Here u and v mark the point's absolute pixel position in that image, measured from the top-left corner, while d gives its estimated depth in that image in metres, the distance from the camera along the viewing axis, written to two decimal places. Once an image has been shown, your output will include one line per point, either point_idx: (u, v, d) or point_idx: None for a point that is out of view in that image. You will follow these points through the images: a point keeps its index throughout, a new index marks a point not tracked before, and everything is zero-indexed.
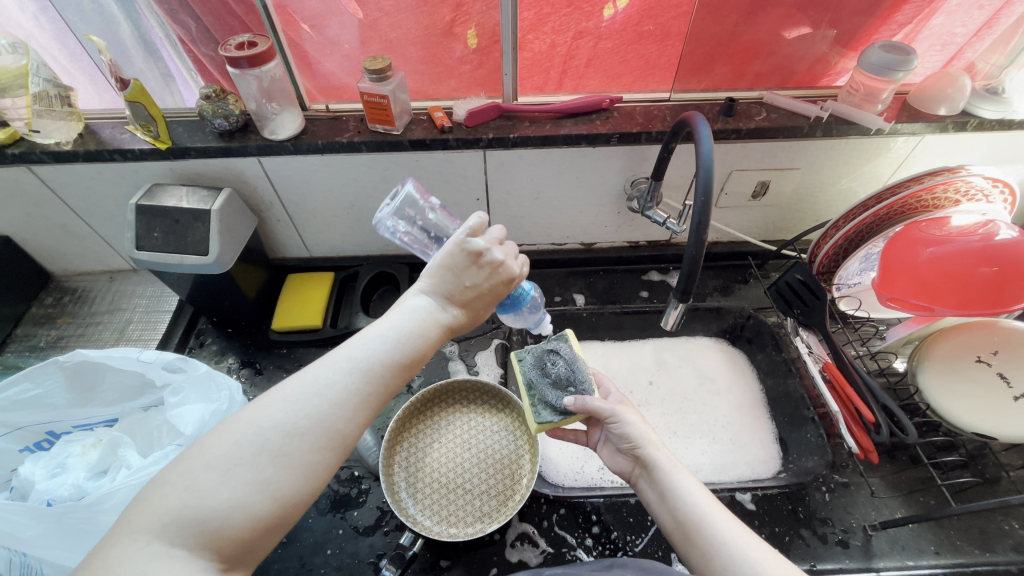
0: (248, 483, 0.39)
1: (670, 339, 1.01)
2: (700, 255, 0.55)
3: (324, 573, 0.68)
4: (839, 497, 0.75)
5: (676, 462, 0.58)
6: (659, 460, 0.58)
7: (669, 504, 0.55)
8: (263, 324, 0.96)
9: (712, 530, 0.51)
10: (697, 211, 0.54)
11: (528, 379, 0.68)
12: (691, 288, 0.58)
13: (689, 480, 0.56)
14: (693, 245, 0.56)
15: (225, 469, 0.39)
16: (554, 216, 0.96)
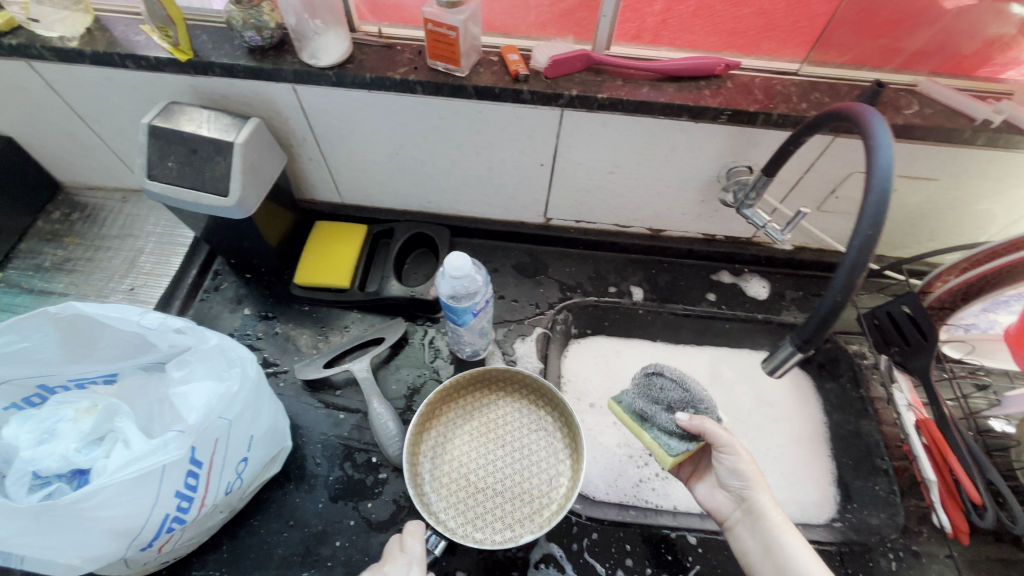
0: None
1: (730, 349, 0.90)
2: (843, 304, 0.42)
3: (332, 566, 0.63)
4: (905, 567, 0.67)
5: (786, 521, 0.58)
6: (769, 512, 0.58)
7: (775, 559, 0.56)
8: (284, 273, 0.86)
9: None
10: (858, 247, 0.41)
11: (638, 411, 0.64)
12: (818, 340, 0.45)
13: (795, 538, 0.57)
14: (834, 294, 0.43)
15: None
16: (625, 196, 0.83)
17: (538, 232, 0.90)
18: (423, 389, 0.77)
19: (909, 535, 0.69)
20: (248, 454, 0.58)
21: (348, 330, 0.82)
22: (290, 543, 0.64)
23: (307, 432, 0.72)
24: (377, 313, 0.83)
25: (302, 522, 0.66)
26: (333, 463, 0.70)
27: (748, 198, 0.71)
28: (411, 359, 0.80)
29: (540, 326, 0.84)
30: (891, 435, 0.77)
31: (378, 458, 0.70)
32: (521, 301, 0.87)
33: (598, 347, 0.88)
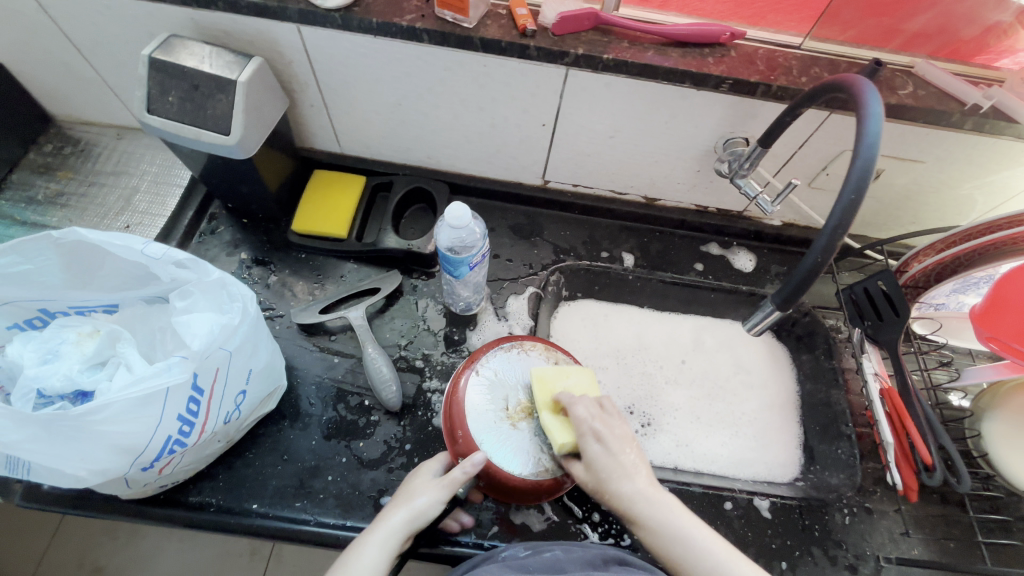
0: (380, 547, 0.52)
1: (713, 319, 0.94)
2: (825, 263, 0.45)
3: (323, 498, 0.66)
4: (859, 522, 0.72)
5: (691, 524, 0.53)
6: (675, 530, 0.52)
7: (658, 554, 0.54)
8: (282, 220, 0.87)
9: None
10: (840, 210, 0.44)
11: None
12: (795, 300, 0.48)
13: (707, 537, 0.52)
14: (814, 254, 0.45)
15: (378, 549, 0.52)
16: (623, 161, 0.84)
17: (535, 194, 0.92)
18: (416, 340, 0.79)
19: (865, 493, 0.75)
20: (247, 387, 0.60)
21: (344, 280, 0.83)
22: (283, 476, 0.67)
23: (302, 374, 0.74)
24: (373, 264, 0.85)
25: (295, 458, 0.69)
26: (326, 404, 0.73)
27: (741, 168, 0.73)
28: (405, 310, 0.81)
29: (532, 286, 0.86)
30: (858, 404, 0.82)
31: (371, 402, 0.73)
32: (514, 260, 0.88)
33: (588, 311, 0.91)
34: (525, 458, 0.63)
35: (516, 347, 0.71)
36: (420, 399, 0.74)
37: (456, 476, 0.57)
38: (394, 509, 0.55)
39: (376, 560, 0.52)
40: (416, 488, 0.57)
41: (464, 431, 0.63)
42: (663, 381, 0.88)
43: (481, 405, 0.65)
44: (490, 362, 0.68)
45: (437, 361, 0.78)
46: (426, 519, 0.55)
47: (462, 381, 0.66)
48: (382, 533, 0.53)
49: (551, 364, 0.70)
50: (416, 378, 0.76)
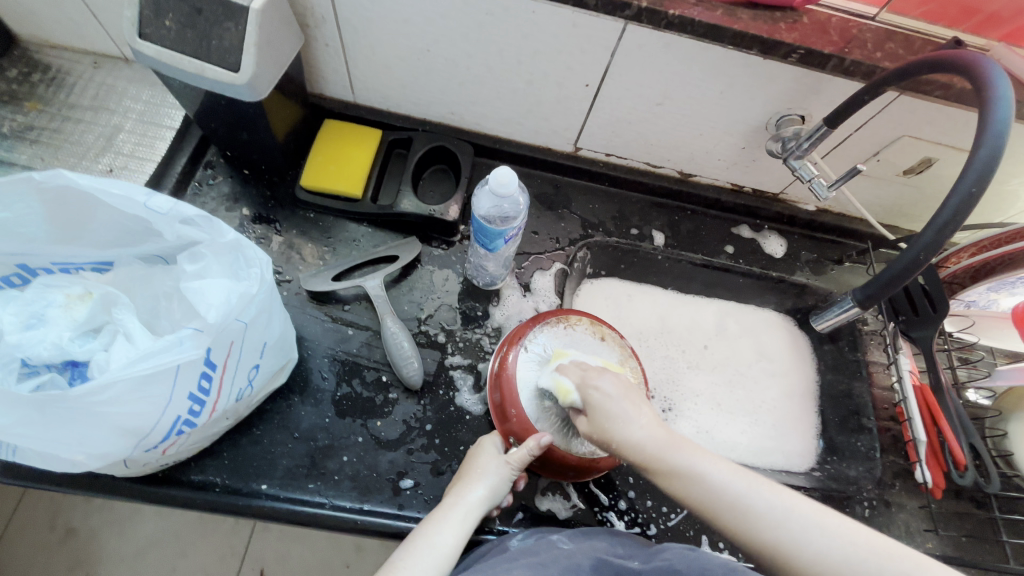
0: (454, 526, 0.53)
1: (738, 304, 0.90)
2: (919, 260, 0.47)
3: (338, 480, 0.62)
4: (878, 515, 0.73)
5: (703, 456, 0.46)
6: (687, 470, 0.45)
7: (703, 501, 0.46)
8: (287, 174, 0.78)
9: (813, 550, 0.40)
10: (958, 200, 0.46)
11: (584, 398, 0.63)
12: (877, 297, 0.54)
13: (723, 467, 0.45)
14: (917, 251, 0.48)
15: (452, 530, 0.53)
16: (665, 132, 0.78)
17: (565, 161, 0.85)
18: (436, 313, 0.74)
19: (884, 487, 0.75)
20: (260, 361, 0.54)
21: (357, 245, 0.76)
22: (294, 455, 0.62)
23: (313, 345, 0.69)
24: (389, 229, 0.78)
25: (308, 436, 0.64)
26: (340, 379, 0.67)
27: (800, 148, 0.69)
28: (424, 281, 0.75)
29: (558, 261, 0.82)
30: (881, 398, 0.81)
31: (388, 378, 0.68)
32: (540, 233, 0.83)
33: (609, 291, 0.86)
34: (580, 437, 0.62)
35: (563, 321, 0.68)
36: (440, 376, 0.70)
37: (522, 456, 0.58)
38: (470, 486, 0.56)
39: (455, 535, 0.53)
40: (485, 463, 0.59)
41: (517, 409, 0.62)
42: (685, 366, 0.84)
43: (532, 383, 0.64)
44: (537, 339, 0.66)
45: (458, 337, 0.73)
46: (495, 498, 0.57)
47: (511, 359, 0.65)
48: (461, 511, 0.54)
49: (597, 340, 0.68)
50: (436, 355, 0.71)
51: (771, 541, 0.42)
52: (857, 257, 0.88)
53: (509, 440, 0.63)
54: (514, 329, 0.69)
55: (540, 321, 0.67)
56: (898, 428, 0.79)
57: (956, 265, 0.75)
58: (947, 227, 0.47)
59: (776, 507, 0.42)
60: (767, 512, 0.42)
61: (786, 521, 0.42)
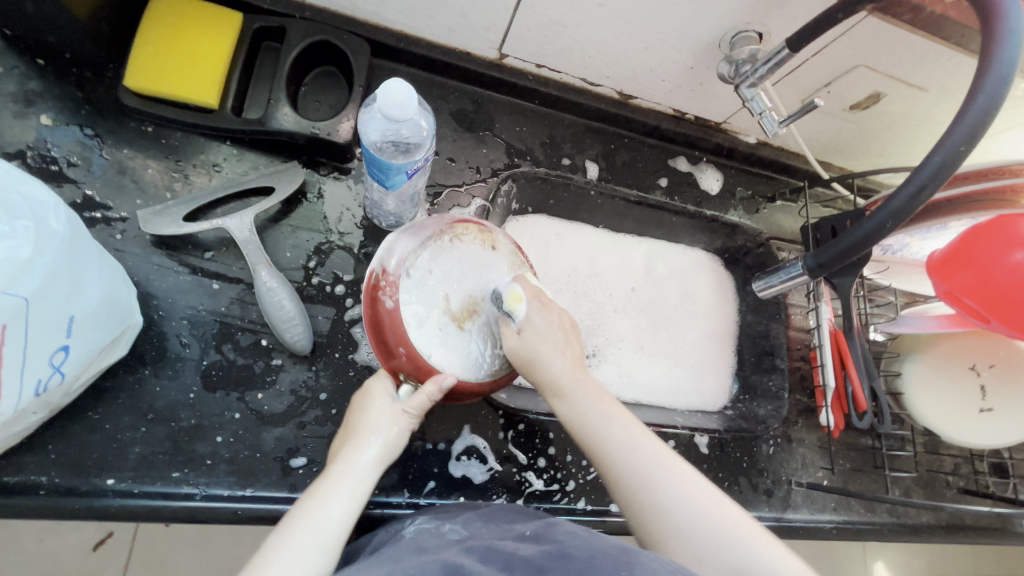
0: (343, 496, 0.45)
1: (667, 243, 0.84)
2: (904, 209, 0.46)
3: (211, 465, 0.52)
4: (781, 451, 0.76)
5: (553, 337, 0.54)
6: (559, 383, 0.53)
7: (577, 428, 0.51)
8: (107, 69, 0.57)
9: (666, 500, 0.46)
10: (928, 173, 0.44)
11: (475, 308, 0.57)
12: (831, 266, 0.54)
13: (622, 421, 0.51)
14: (882, 219, 0.48)
15: (344, 502, 0.45)
16: (606, 43, 0.65)
17: (487, 71, 0.70)
18: (330, 259, 0.61)
19: (788, 424, 0.78)
20: (69, 341, 0.41)
21: (219, 171, 0.59)
22: (150, 440, 0.51)
23: (166, 305, 0.54)
24: (262, 150, 0.61)
25: (167, 417, 0.52)
26: (207, 345, 0.55)
27: (756, 73, 0.60)
28: (310, 219, 0.61)
29: (478, 196, 0.70)
30: (794, 339, 0.82)
31: (270, 341, 0.56)
32: (457, 161, 0.70)
33: (537, 229, 0.77)
34: (481, 362, 0.56)
35: (448, 232, 0.57)
36: (337, 337, 0.59)
37: (422, 403, 0.51)
38: (360, 447, 0.48)
39: (345, 505, 0.45)
40: (377, 416, 0.50)
41: (406, 347, 0.52)
42: (611, 309, 0.78)
43: (418, 314, 0.53)
44: (420, 260, 0.55)
45: (359, 288, 0.61)
46: (393, 453, 0.50)
47: (389, 285, 0.53)
48: (352, 477, 0.47)
49: (488, 250, 0.58)
50: (331, 311, 0.60)
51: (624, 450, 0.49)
52: (789, 195, 0.85)
53: (399, 377, 0.54)
54: (388, 246, 0.55)
55: (419, 236, 0.55)
56: (806, 367, 0.81)
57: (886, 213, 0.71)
58: (922, 189, 0.45)
59: (645, 459, 0.48)
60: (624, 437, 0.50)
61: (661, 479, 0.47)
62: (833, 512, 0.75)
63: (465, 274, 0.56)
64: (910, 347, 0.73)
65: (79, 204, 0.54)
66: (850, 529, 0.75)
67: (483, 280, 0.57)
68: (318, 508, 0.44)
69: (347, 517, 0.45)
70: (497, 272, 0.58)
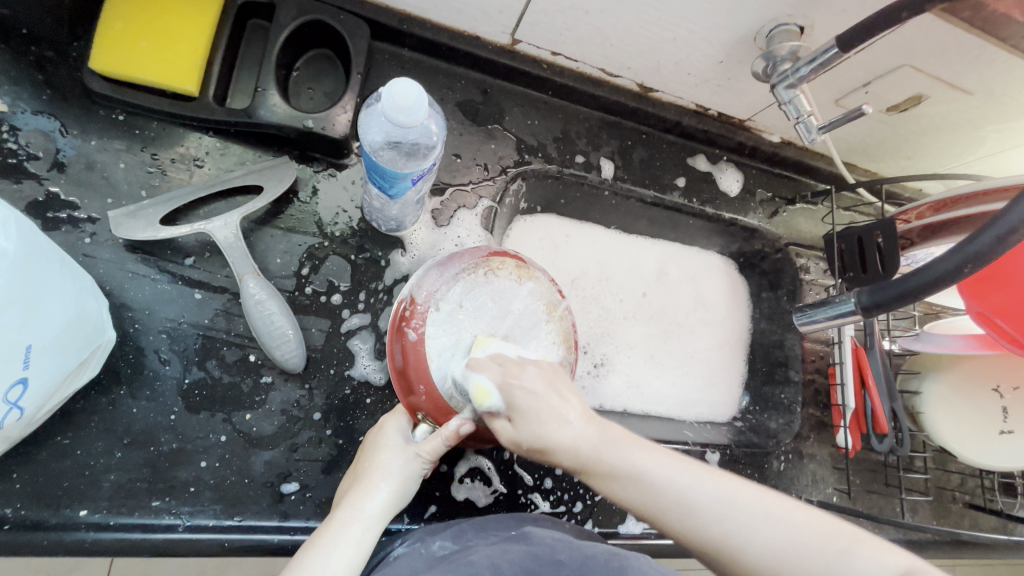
0: (346, 547, 0.42)
1: (681, 247, 0.80)
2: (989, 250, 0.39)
3: (194, 492, 0.48)
4: (791, 467, 0.74)
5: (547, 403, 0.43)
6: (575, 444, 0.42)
7: (603, 472, 0.41)
8: (71, 48, 0.51)
9: (741, 535, 0.39)
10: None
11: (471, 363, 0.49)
12: (890, 307, 0.45)
13: (660, 457, 0.42)
14: (961, 260, 0.40)
15: (347, 553, 0.42)
16: (630, 32, 0.58)
17: (498, 58, 0.64)
18: (324, 265, 0.56)
19: (800, 438, 0.75)
20: (27, 373, 0.36)
21: (201, 167, 0.53)
22: (126, 466, 0.47)
23: (142, 317, 0.49)
24: (249, 143, 0.55)
25: (145, 441, 0.47)
26: (189, 361, 0.50)
27: (795, 72, 0.54)
28: (302, 221, 0.56)
29: (484, 195, 0.65)
30: (810, 350, 0.79)
31: (258, 357, 0.52)
32: (463, 157, 0.65)
33: (546, 230, 0.72)
34: None
35: (483, 266, 0.54)
36: (332, 351, 0.54)
37: (435, 447, 0.47)
38: (368, 493, 0.46)
39: (349, 557, 0.42)
40: (388, 461, 0.48)
41: (426, 385, 0.50)
42: (621, 316, 0.74)
43: (443, 349, 0.51)
44: (450, 294, 0.52)
45: (356, 298, 0.56)
46: (400, 501, 0.47)
47: (417, 318, 0.51)
48: (357, 527, 0.44)
49: (522, 287, 0.55)
50: (325, 323, 0.55)
51: (681, 520, 0.40)
52: (811, 198, 0.80)
53: (416, 416, 0.51)
54: (419, 278, 0.53)
55: (451, 269, 0.53)
56: (820, 380, 0.78)
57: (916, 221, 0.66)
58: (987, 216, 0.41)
59: (686, 479, 0.41)
60: (673, 497, 0.40)
61: (728, 514, 0.39)
62: None
63: (498, 314, 0.53)
64: (930, 365, 0.70)
65: (42, 203, 0.48)
66: None
67: (515, 317, 0.54)
68: (318, 560, 0.41)
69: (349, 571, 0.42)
70: (532, 311, 0.55)
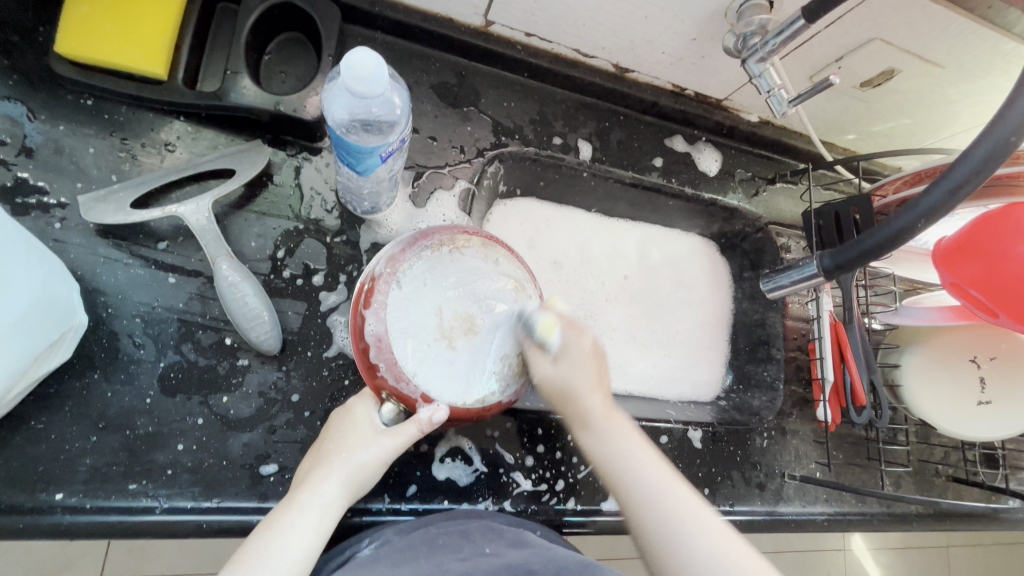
0: (303, 533, 0.41)
1: (662, 229, 0.80)
2: (945, 205, 0.40)
3: (172, 475, 0.48)
4: (774, 444, 0.74)
5: (584, 367, 0.50)
6: (588, 411, 0.49)
7: (609, 455, 0.47)
8: (37, 33, 0.50)
9: (682, 541, 0.41)
10: (971, 164, 0.38)
11: (405, 337, 0.50)
12: (851, 268, 0.47)
13: (650, 455, 0.46)
14: (913, 216, 0.41)
15: (303, 540, 0.41)
16: (602, 10, 0.59)
17: (471, 41, 0.64)
18: (298, 248, 0.56)
19: (783, 415, 0.75)
20: None
21: (172, 151, 0.53)
22: (102, 449, 0.47)
23: (116, 301, 0.49)
24: (220, 126, 0.54)
25: (122, 424, 0.48)
26: (164, 346, 0.50)
27: (765, 46, 0.55)
28: (277, 204, 0.56)
29: (462, 178, 0.65)
30: (793, 328, 0.79)
31: (234, 339, 0.52)
32: (440, 140, 0.65)
33: (526, 213, 0.72)
34: (478, 383, 0.51)
35: (447, 244, 0.53)
36: (309, 333, 0.54)
37: (407, 433, 0.47)
38: (329, 475, 0.45)
39: (307, 542, 0.41)
40: (353, 445, 0.47)
41: (387, 360, 0.48)
42: (602, 298, 0.74)
43: (403, 323, 0.50)
44: (413, 269, 0.52)
45: (332, 280, 0.56)
46: (361, 486, 0.46)
47: (381, 291, 0.50)
48: (315, 511, 0.43)
49: (490, 264, 0.55)
50: (302, 306, 0.55)
51: (636, 491, 0.44)
52: (791, 177, 0.81)
53: (381, 395, 0.50)
54: (383, 254, 0.52)
55: (417, 244, 0.52)
56: (802, 358, 0.78)
57: (892, 195, 0.66)
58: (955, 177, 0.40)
59: (648, 470, 0.45)
60: (640, 476, 0.44)
61: (679, 511, 0.42)
62: (825, 504, 0.74)
63: (462, 288, 0.53)
64: (908, 339, 0.70)
65: (11, 188, 0.48)
66: (841, 521, 0.73)
67: (483, 295, 0.53)
68: (274, 543, 0.40)
69: (308, 555, 0.41)
70: (500, 287, 0.54)
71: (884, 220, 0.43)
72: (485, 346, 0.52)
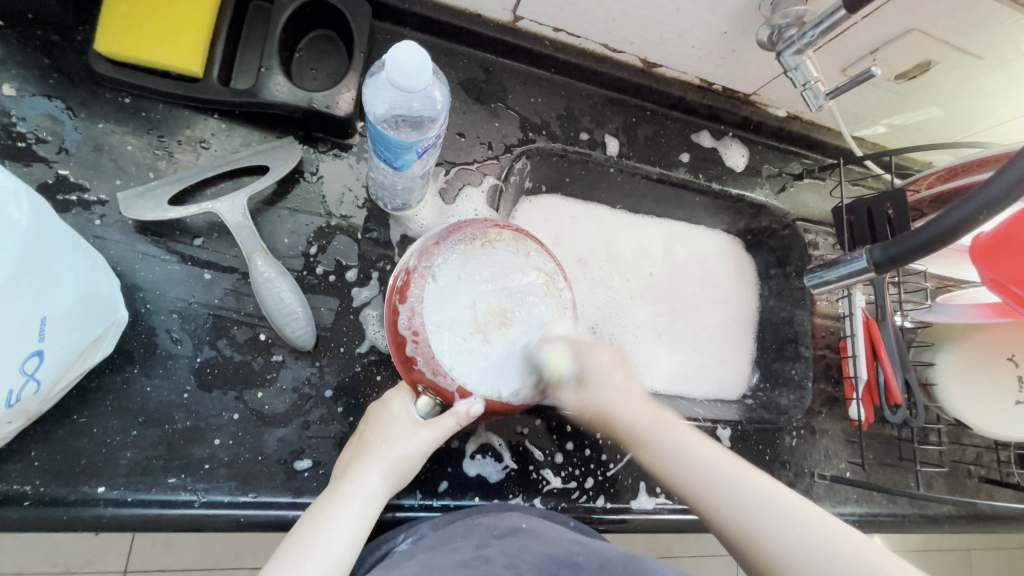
0: (348, 524, 0.41)
1: (687, 225, 0.79)
2: (1009, 197, 0.38)
3: (209, 469, 0.48)
4: (803, 443, 0.73)
5: (609, 382, 0.50)
6: (632, 424, 0.48)
7: (665, 462, 0.46)
8: (76, 32, 0.51)
9: (770, 536, 0.40)
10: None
11: (441, 330, 0.50)
12: (905, 262, 0.45)
13: (710, 451, 0.45)
14: (974, 208, 0.40)
15: (348, 532, 0.41)
16: (633, 4, 0.58)
17: (499, 37, 0.64)
18: (330, 245, 0.56)
19: (812, 414, 0.74)
20: (42, 345, 0.37)
21: (207, 148, 0.53)
22: (142, 443, 0.47)
23: (153, 297, 0.50)
24: (253, 123, 0.55)
25: (161, 418, 0.48)
26: (200, 341, 0.50)
27: (802, 38, 0.54)
28: (309, 201, 0.56)
29: (489, 174, 0.65)
30: (821, 325, 0.78)
31: (268, 335, 0.52)
32: (467, 136, 0.65)
33: (551, 209, 0.72)
34: (512, 377, 0.51)
35: (481, 238, 0.53)
36: (341, 329, 0.54)
37: (445, 426, 0.47)
38: (370, 467, 0.45)
39: (352, 532, 0.41)
40: (393, 437, 0.47)
41: (423, 355, 0.48)
42: (628, 295, 0.73)
43: (439, 317, 0.50)
44: (448, 263, 0.51)
45: (362, 277, 0.56)
46: (401, 479, 0.46)
47: (416, 284, 0.50)
48: (359, 502, 0.43)
49: (522, 258, 0.55)
50: (334, 302, 0.55)
51: (711, 497, 0.44)
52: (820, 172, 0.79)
53: (417, 389, 0.50)
54: (418, 248, 0.53)
55: (450, 238, 0.52)
56: (831, 356, 0.77)
57: (926, 190, 0.65)
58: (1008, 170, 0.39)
59: (712, 468, 0.44)
60: (712, 478, 0.44)
61: (762, 505, 0.42)
62: (855, 504, 0.73)
63: (496, 282, 0.53)
64: (943, 337, 0.69)
65: (52, 185, 0.49)
66: (871, 521, 0.72)
67: (515, 288, 0.53)
68: (319, 534, 0.40)
69: (353, 548, 0.41)
70: (531, 282, 0.54)
71: (941, 214, 0.41)
72: (519, 340, 0.52)
